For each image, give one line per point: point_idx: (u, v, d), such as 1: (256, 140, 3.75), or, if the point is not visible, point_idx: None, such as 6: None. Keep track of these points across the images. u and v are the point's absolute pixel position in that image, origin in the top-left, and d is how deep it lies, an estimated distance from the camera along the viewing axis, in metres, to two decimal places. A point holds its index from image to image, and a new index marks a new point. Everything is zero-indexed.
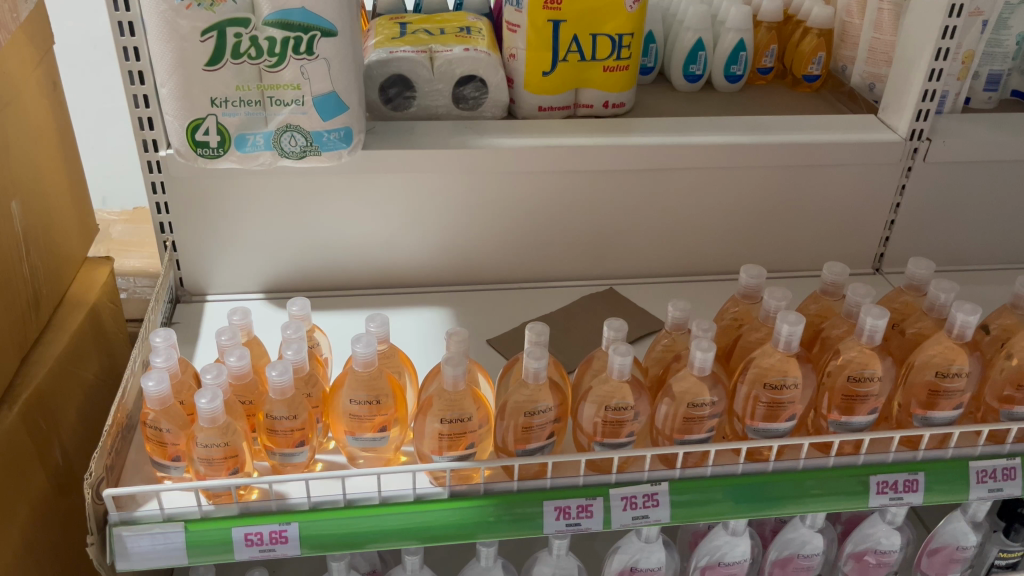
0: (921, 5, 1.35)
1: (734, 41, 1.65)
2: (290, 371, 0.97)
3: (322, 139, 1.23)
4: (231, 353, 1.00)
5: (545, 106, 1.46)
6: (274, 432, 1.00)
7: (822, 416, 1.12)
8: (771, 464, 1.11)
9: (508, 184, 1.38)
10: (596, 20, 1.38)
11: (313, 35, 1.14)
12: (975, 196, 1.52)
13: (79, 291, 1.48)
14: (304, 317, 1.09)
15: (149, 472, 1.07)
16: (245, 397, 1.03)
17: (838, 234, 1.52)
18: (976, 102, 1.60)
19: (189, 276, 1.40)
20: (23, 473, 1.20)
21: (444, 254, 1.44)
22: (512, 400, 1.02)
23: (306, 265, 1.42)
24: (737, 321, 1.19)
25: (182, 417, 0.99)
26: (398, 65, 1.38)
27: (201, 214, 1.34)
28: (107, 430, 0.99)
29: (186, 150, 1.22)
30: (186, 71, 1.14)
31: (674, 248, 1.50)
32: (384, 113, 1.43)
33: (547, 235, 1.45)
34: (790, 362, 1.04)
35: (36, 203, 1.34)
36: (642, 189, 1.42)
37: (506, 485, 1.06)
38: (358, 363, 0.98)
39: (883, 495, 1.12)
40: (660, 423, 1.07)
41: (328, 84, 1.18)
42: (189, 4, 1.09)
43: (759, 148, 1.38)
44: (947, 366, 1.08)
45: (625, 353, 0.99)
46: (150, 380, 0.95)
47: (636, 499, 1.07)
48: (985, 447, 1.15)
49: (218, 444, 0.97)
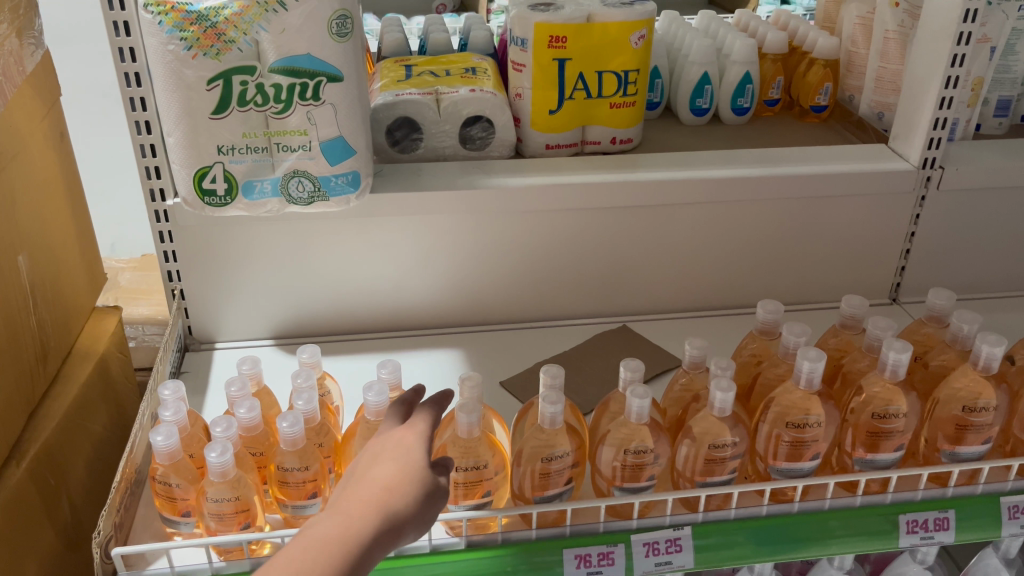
0: (928, 35, 1.35)
1: (739, 74, 1.64)
2: (300, 422, 0.95)
3: (329, 184, 1.22)
4: (241, 405, 0.98)
5: (552, 143, 1.45)
6: (286, 485, 0.98)
7: (846, 454, 1.09)
8: (796, 505, 1.08)
9: (517, 223, 1.37)
10: (602, 57, 1.38)
11: (319, 80, 1.14)
12: (991, 223, 1.50)
13: (87, 342, 1.47)
14: (315, 364, 1.07)
15: (158, 528, 1.04)
16: (255, 449, 1.01)
17: (853, 265, 1.50)
18: (986, 128, 1.59)
19: (197, 325, 1.39)
20: (30, 529, 1.17)
21: (453, 295, 1.43)
22: (528, 446, 0.99)
23: (314, 310, 1.40)
24: (756, 358, 1.15)
25: (192, 471, 0.97)
26: (403, 108, 1.37)
27: (208, 263, 1.33)
28: (114, 487, 0.97)
29: (193, 199, 1.21)
30: (192, 120, 1.13)
31: (687, 283, 1.48)
32: (390, 155, 1.43)
33: (557, 274, 1.43)
34: (812, 399, 1.01)
35: (43, 254, 1.33)
36: (653, 225, 1.40)
37: (524, 533, 1.03)
38: (370, 411, 0.97)
39: (914, 535, 1.08)
40: (681, 465, 1.05)
41: (334, 128, 1.18)
42: (195, 54, 1.09)
43: (769, 181, 1.37)
44: (974, 400, 1.05)
45: (643, 396, 0.97)
46: (159, 435, 0.93)
47: (658, 545, 1.04)
48: (1016, 482, 1.12)
49: (229, 498, 0.94)
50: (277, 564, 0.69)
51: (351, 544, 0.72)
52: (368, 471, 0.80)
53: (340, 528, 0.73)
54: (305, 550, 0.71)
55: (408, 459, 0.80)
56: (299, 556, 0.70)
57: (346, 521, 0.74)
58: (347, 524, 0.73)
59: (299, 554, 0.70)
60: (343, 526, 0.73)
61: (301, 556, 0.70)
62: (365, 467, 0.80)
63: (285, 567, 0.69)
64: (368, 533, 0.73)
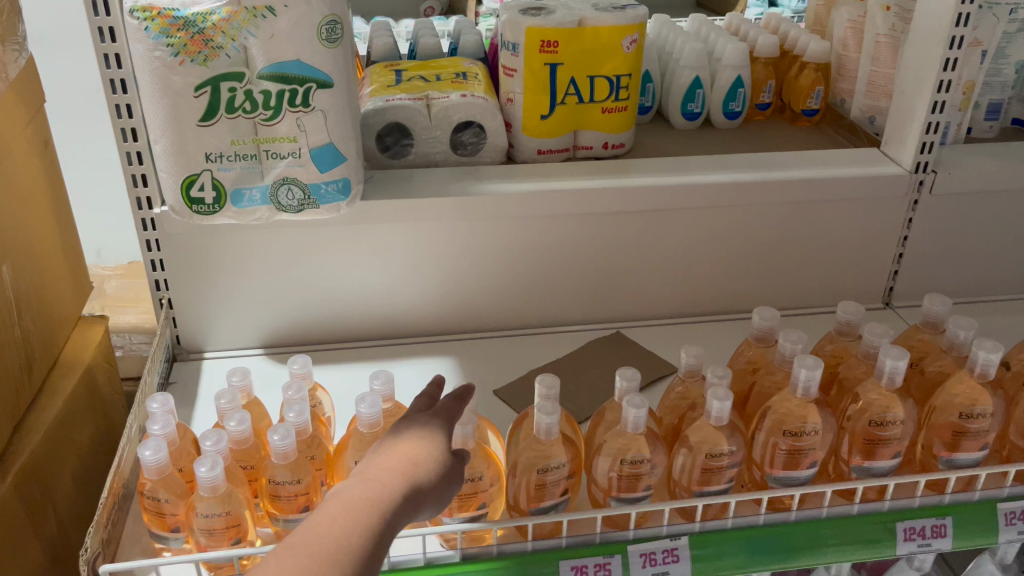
0: (920, 39, 1.34)
1: (731, 78, 1.63)
2: (292, 434, 0.94)
3: (320, 192, 1.20)
4: (231, 418, 0.96)
5: (544, 149, 1.44)
6: (277, 498, 0.96)
7: (843, 461, 1.09)
8: (793, 513, 1.07)
9: (510, 229, 1.35)
10: (594, 62, 1.37)
11: (308, 87, 1.12)
12: (983, 227, 1.50)
13: (73, 352, 1.45)
14: (305, 375, 1.05)
15: (146, 543, 1.02)
16: (245, 462, 1.00)
17: (846, 270, 1.50)
18: (977, 131, 1.59)
19: (186, 334, 1.37)
20: (16, 546, 1.15)
21: (446, 302, 1.41)
22: (524, 457, 0.98)
23: (305, 319, 1.39)
24: (752, 365, 1.14)
25: (181, 485, 0.95)
26: (394, 113, 1.36)
27: (197, 271, 1.31)
28: (102, 503, 0.95)
29: (181, 207, 1.19)
30: (180, 127, 1.11)
31: (681, 289, 1.47)
32: (381, 161, 1.41)
33: (550, 280, 1.42)
34: (809, 407, 1.01)
35: (28, 264, 1.31)
36: (645, 230, 1.39)
37: (519, 545, 1.01)
38: (363, 424, 0.95)
39: (911, 542, 1.08)
40: (678, 475, 1.04)
41: (324, 135, 1.16)
42: (182, 60, 1.07)
43: (762, 186, 1.37)
44: (971, 407, 1.04)
45: (639, 405, 0.95)
46: (147, 449, 0.91)
47: (655, 555, 1.02)
48: (1012, 488, 1.12)
49: (219, 514, 0.92)
50: (317, 520, 0.69)
51: (384, 506, 0.73)
52: (391, 445, 0.81)
53: (373, 491, 0.73)
54: (345, 509, 0.71)
55: (430, 440, 0.82)
56: (340, 514, 0.70)
57: (377, 486, 0.74)
58: (379, 488, 0.74)
59: (339, 512, 0.70)
60: (376, 489, 0.74)
61: (339, 514, 0.70)
62: (387, 441, 0.82)
63: (326, 522, 0.69)
64: (398, 500, 0.74)
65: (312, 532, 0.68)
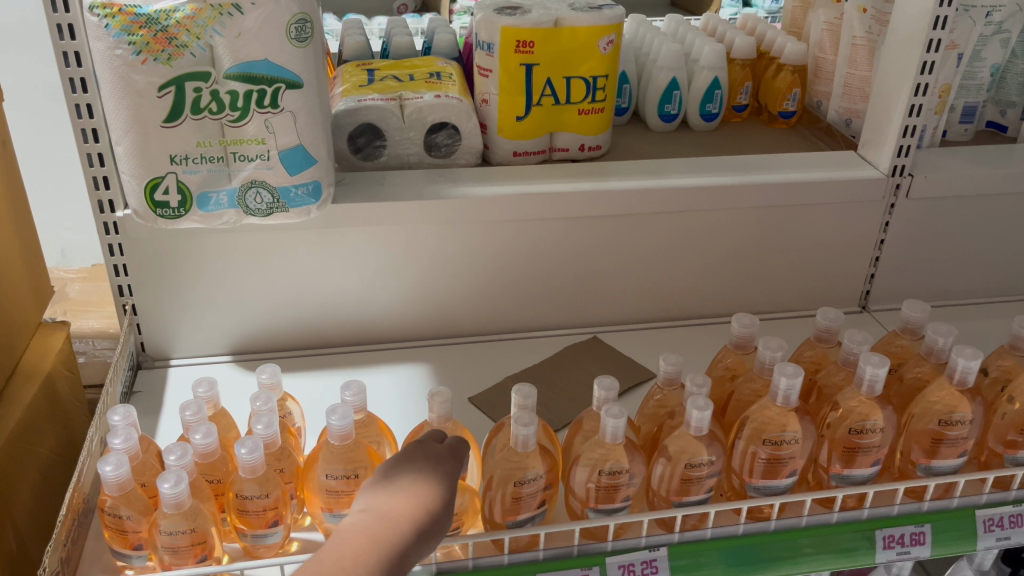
0: (897, 41, 1.34)
1: (708, 79, 1.62)
2: (260, 448, 0.90)
3: (289, 195, 1.17)
4: (196, 431, 0.93)
5: (519, 150, 1.41)
6: (245, 513, 0.93)
7: (822, 469, 1.07)
8: (773, 522, 1.06)
9: (485, 233, 1.33)
10: (570, 63, 1.35)
11: (277, 87, 1.09)
12: (959, 230, 1.50)
13: (32, 359, 1.40)
14: (274, 385, 1.02)
15: (108, 561, 0.99)
16: (212, 476, 0.96)
17: (824, 273, 1.49)
18: (952, 134, 1.59)
19: (151, 341, 1.33)
20: None
21: (420, 307, 1.38)
22: (499, 468, 0.95)
23: (275, 325, 1.35)
24: (731, 372, 1.13)
25: (144, 501, 0.92)
26: (366, 114, 1.33)
27: (161, 276, 1.27)
28: (60, 520, 0.91)
29: (144, 211, 1.15)
30: (143, 128, 1.07)
31: (658, 293, 1.46)
32: (353, 162, 1.38)
33: (526, 284, 1.40)
34: (789, 415, 0.99)
35: None
36: (623, 234, 1.38)
37: (495, 559, 0.99)
38: (334, 436, 0.92)
39: (890, 550, 1.07)
40: (656, 484, 1.02)
41: (294, 137, 1.13)
42: (145, 59, 1.03)
43: (740, 189, 1.35)
44: (950, 414, 1.03)
45: (617, 416, 0.93)
46: (107, 465, 0.88)
47: (634, 566, 1.01)
48: (991, 495, 1.11)
49: (184, 531, 0.89)
50: (341, 551, 0.72)
51: (401, 540, 0.76)
52: (412, 470, 0.83)
53: (393, 524, 0.76)
54: (365, 539, 0.74)
55: (445, 469, 0.85)
56: (363, 547, 0.73)
57: (397, 516, 0.77)
58: (398, 520, 0.77)
59: (361, 546, 0.73)
60: (396, 520, 0.77)
61: (361, 548, 0.73)
62: (407, 465, 0.84)
63: (350, 556, 0.72)
64: (414, 534, 0.77)
65: (336, 564, 0.71)
